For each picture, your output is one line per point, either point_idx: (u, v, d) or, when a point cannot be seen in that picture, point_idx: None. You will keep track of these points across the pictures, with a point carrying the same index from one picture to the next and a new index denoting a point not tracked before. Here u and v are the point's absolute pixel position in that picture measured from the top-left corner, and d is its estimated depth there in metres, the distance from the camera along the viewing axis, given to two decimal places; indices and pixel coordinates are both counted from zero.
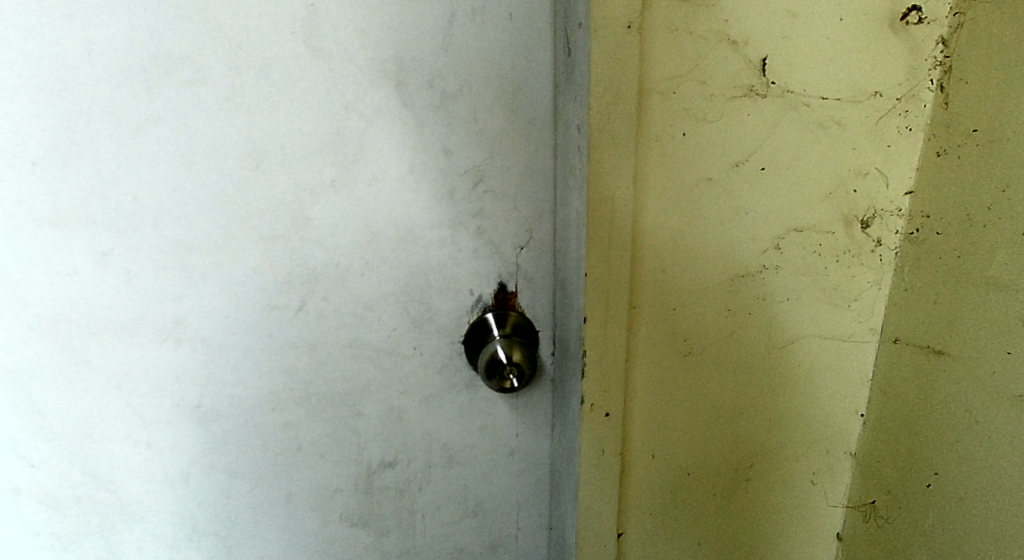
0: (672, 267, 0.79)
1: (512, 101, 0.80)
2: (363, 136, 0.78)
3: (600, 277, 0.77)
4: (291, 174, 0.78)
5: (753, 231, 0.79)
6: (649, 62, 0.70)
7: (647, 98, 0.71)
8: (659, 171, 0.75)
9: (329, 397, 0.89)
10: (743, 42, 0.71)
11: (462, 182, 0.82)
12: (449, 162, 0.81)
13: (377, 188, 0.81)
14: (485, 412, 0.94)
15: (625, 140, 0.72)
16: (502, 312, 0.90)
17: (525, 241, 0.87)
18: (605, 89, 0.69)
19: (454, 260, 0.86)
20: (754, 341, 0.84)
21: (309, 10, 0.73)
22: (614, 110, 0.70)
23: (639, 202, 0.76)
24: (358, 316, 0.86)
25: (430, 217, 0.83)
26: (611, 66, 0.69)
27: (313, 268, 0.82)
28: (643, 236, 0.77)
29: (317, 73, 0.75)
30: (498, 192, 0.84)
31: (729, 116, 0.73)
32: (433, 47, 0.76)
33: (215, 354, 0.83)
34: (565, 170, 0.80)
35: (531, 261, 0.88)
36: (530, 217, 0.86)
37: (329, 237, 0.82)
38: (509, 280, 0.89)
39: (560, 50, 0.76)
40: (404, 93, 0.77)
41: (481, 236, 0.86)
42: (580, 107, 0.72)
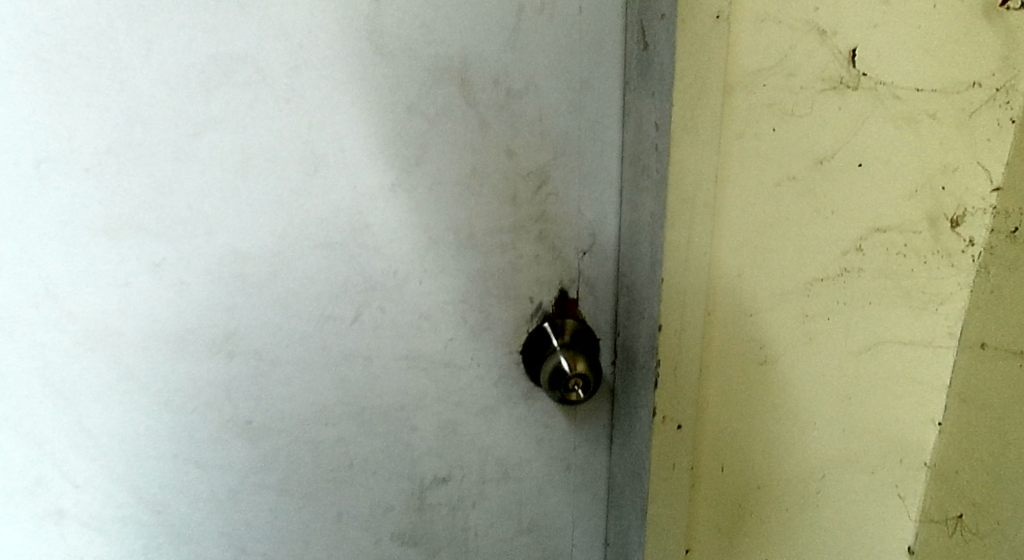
0: (750, 272, 0.75)
1: (580, 99, 0.76)
2: (426, 137, 0.74)
3: (677, 283, 0.73)
4: (351, 177, 0.74)
5: (835, 231, 0.75)
6: (734, 55, 0.66)
7: (732, 92, 0.68)
8: (741, 170, 0.71)
9: (384, 411, 0.85)
10: (833, 33, 0.67)
11: (526, 184, 0.78)
12: (514, 163, 0.77)
13: (438, 192, 0.77)
14: (543, 425, 0.90)
15: (708, 138, 0.68)
16: (562, 320, 0.86)
17: (588, 245, 0.83)
18: (689, 83, 0.66)
19: (515, 266, 0.82)
20: (832, 347, 0.80)
21: (374, 6, 0.69)
22: (698, 105, 0.67)
23: (718, 203, 0.72)
24: (415, 326, 0.82)
25: (492, 222, 0.79)
26: (696, 60, 0.65)
27: (370, 276, 0.78)
28: (721, 239, 0.73)
29: (380, 70, 0.71)
30: (563, 195, 0.80)
31: (816, 111, 0.70)
32: (500, 43, 0.72)
33: (270, 368, 0.79)
34: (635, 170, 0.76)
35: (594, 266, 0.84)
36: (595, 220, 0.82)
37: (388, 244, 0.77)
38: (570, 286, 0.85)
39: (633, 44, 0.73)
40: (469, 91, 0.73)
41: (543, 241, 0.82)
42: (660, 103, 0.68)
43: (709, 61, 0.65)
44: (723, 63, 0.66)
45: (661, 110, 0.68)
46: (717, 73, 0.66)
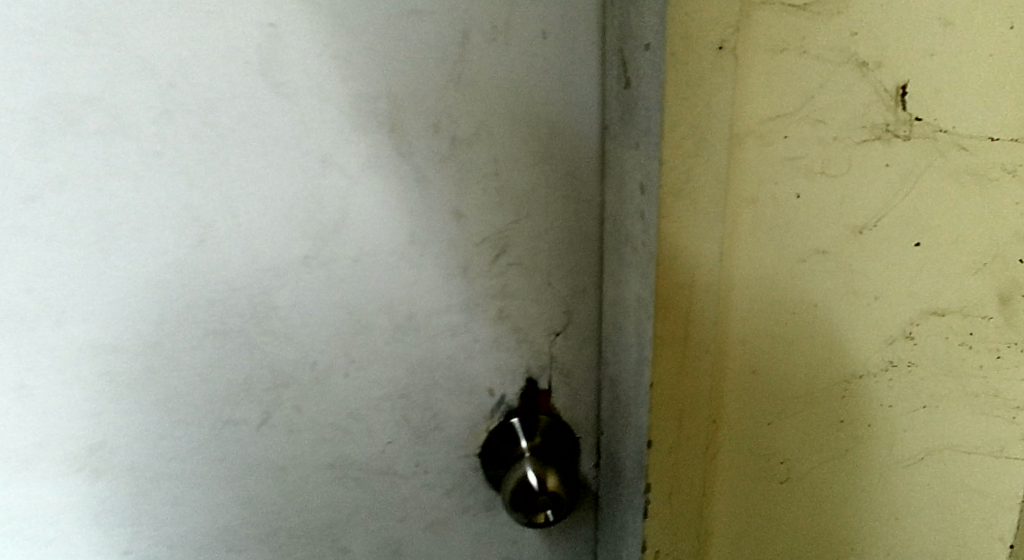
0: (766, 370, 0.58)
1: (546, 147, 0.59)
2: (346, 198, 0.58)
3: (670, 389, 0.57)
4: (251, 248, 0.58)
5: (877, 318, 0.58)
6: (745, 95, 0.49)
7: (741, 143, 0.51)
8: (752, 244, 0.54)
9: (308, 529, 0.68)
10: (876, 65, 0.50)
11: (480, 254, 0.62)
12: (463, 228, 0.61)
13: (365, 265, 0.60)
14: (511, 540, 0.73)
15: (709, 204, 0.51)
16: (531, 417, 0.68)
17: (562, 326, 0.66)
18: (682, 136, 0.49)
19: (468, 353, 0.65)
20: (874, 460, 0.62)
21: (268, 33, 0.53)
22: (695, 163, 0.50)
23: (726, 286, 0.55)
24: (343, 428, 0.65)
25: (438, 302, 0.63)
26: (690, 103, 0.48)
27: (281, 369, 0.62)
28: (727, 330, 0.56)
29: (281, 115, 0.55)
30: (527, 266, 0.63)
31: (854, 167, 0.52)
32: (438, 78, 0.56)
33: (157, 483, 0.63)
34: (618, 238, 0.59)
35: (569, 351, 0.67)
36: (569, 295, 0.65)
37: (302, 330, 0.61)
38: (541, 375, 0.68)
39: (613, 78, 0.56)
40: (401, 140, 0.57)
41: (504, 322, 0.65)
42: (647, 159, 0.51)
43: (709, 105, 0.48)
44: (729, 107, 0.49)
45: (647, 168, 0.52)
46: (721, 120, 0.49)
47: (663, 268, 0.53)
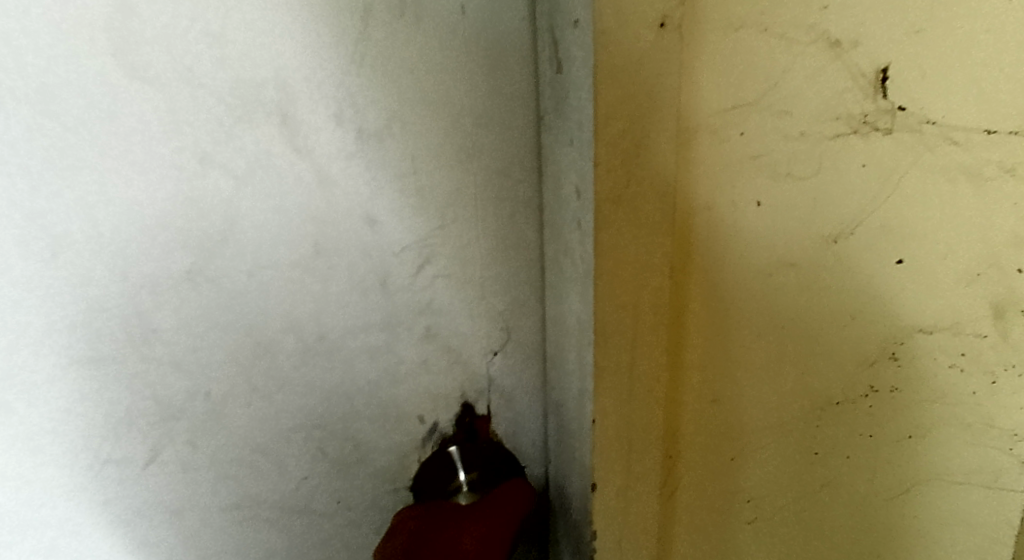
0: (726, 398, 0.51)
1: (472, 143, 0.51)
2: (234, 201, 0.50)
3: (617, 427, 0.48)
4: (119, 262, 0.49)
5: (855, 338, 0.50)
6: (694, 81, 0.41)
7: (692, 139, 0.42)
8: (708, 257, 0.46)
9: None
10: (852, 45, 0.42)
11: (400, 264, 0.54)
12: (378, 235, 0.52)
13: (262, 279, 0.52)
14: None
15: (656, 212, 0.42)
16: (470, 447, 0.60)
17: (499, 344, 0.58)
18: (619, 134, 0.40)
19: (392, 376, 0.57)
20: (855, 496, 0.54)
21: (121, 8, 0.45)
22: (636, 167, 0.41)
23: (679, 305, 0.47)
24: (248, 464, 0.56)
25: (353, 319, 0.54)
26: (628, 91, 0.39)
27: (168, 401, 0.53)
28: (680, 356, 0.49)
29: (144, 104, 0.47)
30: (455, 277, 0.55)
31: (827, 166, 0.44)
32: (336, 62, 0.48)
33: (27, 537, 0.54)
34: (557, 248, 0.51)
35: (509, 372, 0.59)
36: (507, 310, 0.57)
37: (189, 355, 0.53)
38: (478, 399, 0.59)
39: (545, 62, 0.47)
40: (295, 133, 0.49)
41: (432, 340, 0.56)
42: (583, 164, 0.42)
43: (652, 95, 0.40)
44: (676, 96, 0.40)
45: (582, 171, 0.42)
46: (668, 112, 0.40)
47: (604, 293, 0.43)
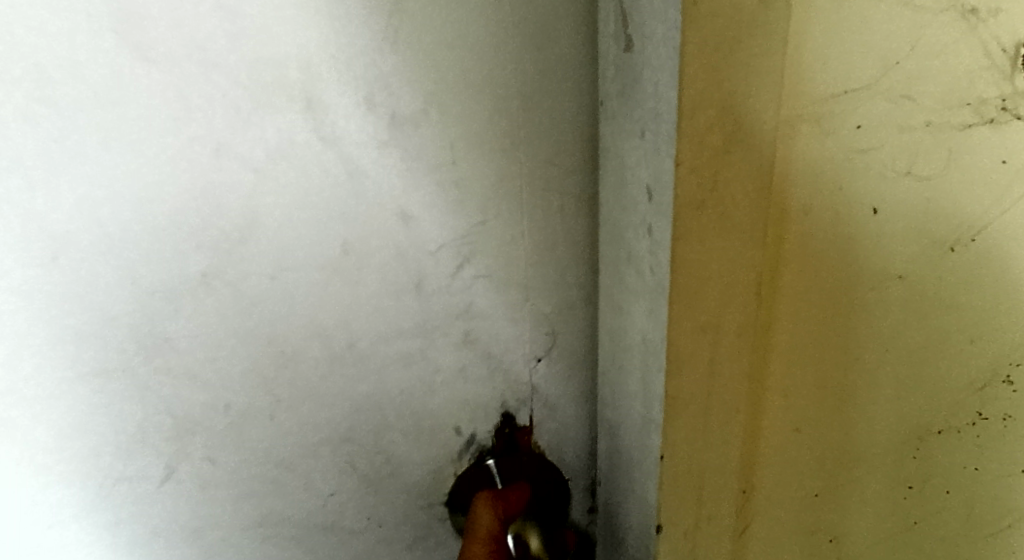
0: (812, 430, 0.44)
1: (518, 128, 0.44)
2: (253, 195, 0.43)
3: (687, 460, 0.42)
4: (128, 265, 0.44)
5: (966, 360, 0.42)
6: (798, 59, 0.34)
7: (792, 132, 0.35)
8: (802, 269, 0.38)
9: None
10: (991, 14, 0.35)
11: (435, 263, 0.47)
12: (411, 230, 0.45)
13: (286, 281, 0.46)
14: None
15: (746, 218, 0.36)
16: (510, 461, 0.53)
17: (544, 350, 0.51)
18: (707, 127, 0.33)
19: (427, 387, 0.50)
20: (955, 535, 0.47)
21: None
22: (725, 166, 0.34)
23: (765, 326, 0.40)
24: (272, 476, 0.51)
25: (386, 326, 0.48)
26: (721, 72, 0.32)
27: (186, 414, 0.48)
28: (763, 383, 0.41)
29: (148, 89, 0.40)
30: (496, 278, 0.48)
31: (948, 161, 0.37)
32: (367, 38, 0.41)
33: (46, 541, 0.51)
34: (620, 247, 0.43)
35: (553, 380, 0.52)
36: (554, 313, 0.50)
37: (206, 365, 0.47)
38: (520, 409, 0.53)
39: (610, 36, 0.40)
40: (321, 120, 0.42)
41: (471, 346, 0.50)
42: (659, 163, 0.35)
43: (748, 78, 0.33)
44: (777, 80, 0.33)
45: (659, 170, 0.36)
46: (767, 98, 0.33)
47: (681, 316, 0.37)
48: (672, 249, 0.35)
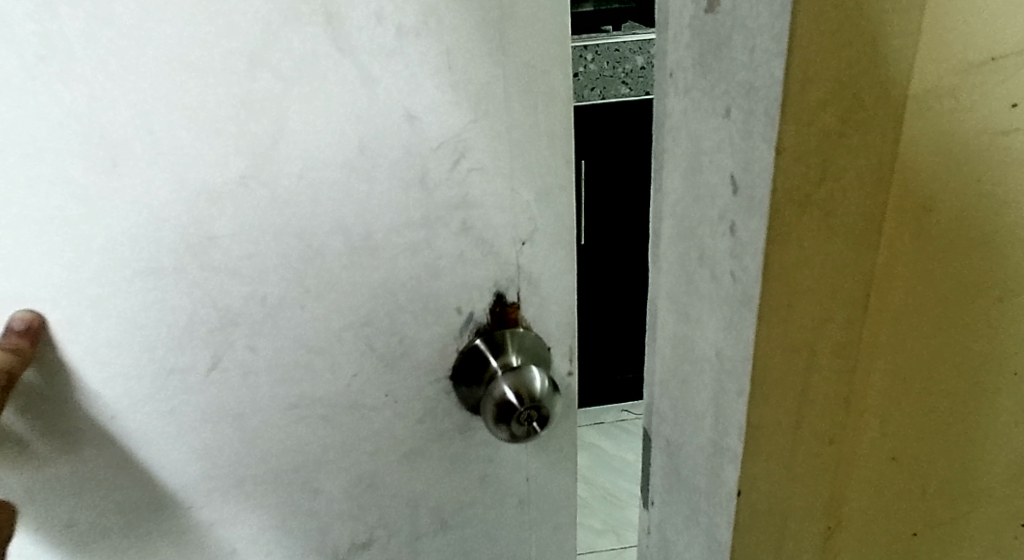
0: (914, 460, 0.37)
1: (529, 54, 0.42)
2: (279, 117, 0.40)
3: (772, 497, 0.35)
4: (139, 217, 0.41)
5: None
6: (944, 19, 0.29)
7: (916, 111, 0.30)
8: (918, 274, 0.33)
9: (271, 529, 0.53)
10: None
11: (437, 159, 0.42)
12: (417, 132, 0.42)
13: (298, 190, 0.42)
14: (525, 488, 0.54)
15: (857, 210, 0.31)
16: (502, 340, 0.48)
17: (528, 233, 0.46)
18: (821, 102, 0.28)
19: (432, 276, 0.45)
20: None
21: None
22: (838, 149, 0.29)
23: (869, 340, 0.34)
24: (297, 380, 0.47)
25: (388, 216, 0.43)
26: (834, 28, 0.27)
27: (226, 306, 0.44)
28: (866, 408, 0.36)
29: None
30: (493, 168, 0.44)
31: None
32: None
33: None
34: (687, 242, 0.37)
35: (543, 257, 0.47)
36: (539, 199, 0.45)
37: (210, 306, 0.44)
38: (510, 288, 0.47)
39: None
40: (341, 32, 0.39)
41: (469, 234, 0.45)
42: (752, 152, 0.29)
43: (876, 46, 0.28)
44: (914, 48, 0.29)
45: (751, 155, 0.29)
46: (889, 69, 0.29)
47: (770, 332, 0.31)
48: (766, 249, 0.30)
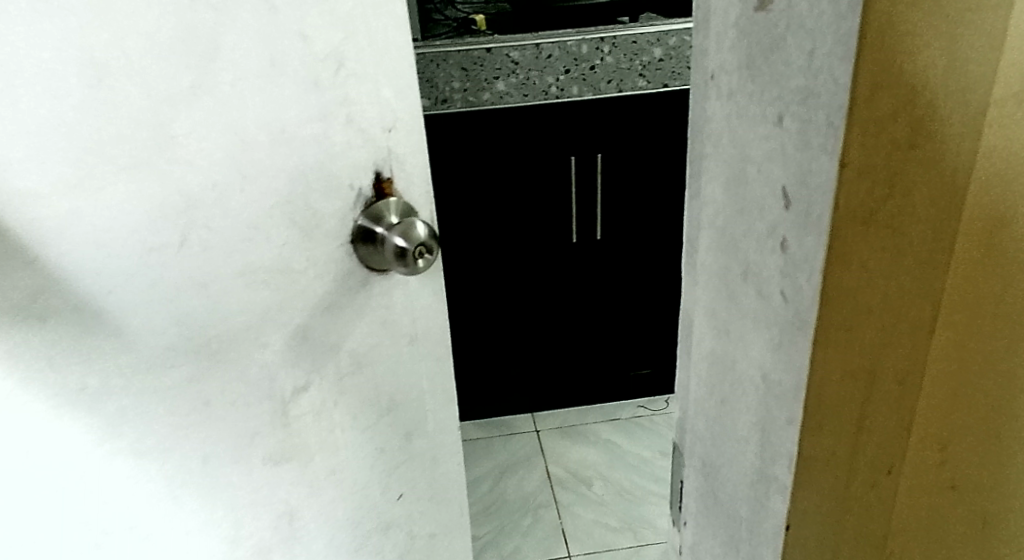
0: (977, 432, 0.43)
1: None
2: (215, 37, 0.60)
3: (845, 459, 0.40)
4: (134, 117, 0.59)
5: None
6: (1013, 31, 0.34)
7: (986, 130, 0.35)
8: (988, 268, 0.38)
9: (232, 403, 0.71)
10: None
11: (326, 67, 0.66)
12: (309, 46, 0.64)
13: (228, 94, 0.62)
14: (408, 319, 0.80)
15: (925, 209, 0.36)
16: (387, 207, 0.73)
17: (391, 123, 0.72)
18: (893, 110, 0.33)
19: (330, 156, 0.69)
20: None
21: None
22: (910, 152, 0.35)
23: (955, 318, 0.39)
24: (307, 237, 0.70)
25: (302, 113, 0.66)
26: (900, 50, 0.32)
27: (189, 191, 0.63)
28: (938, 385, 0.41)
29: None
30: (361, 81, 0.69)
31: None
32: None
33: (98, 384, 0.64)
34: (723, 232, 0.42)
35: (403, 140, 0.74)
36: (397, 108, 0.72)
37: (177, 192, 0.62)
38: (383, 167, 0.73)
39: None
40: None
41: (352, 125, 0.70)
42: (809, 162, 0.36)
43: (951, 66, 0.33)
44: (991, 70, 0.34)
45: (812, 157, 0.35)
46: (964, 88, 0.34)
47: (839, 306, 0.37)
48: (827, 245, 0.36)
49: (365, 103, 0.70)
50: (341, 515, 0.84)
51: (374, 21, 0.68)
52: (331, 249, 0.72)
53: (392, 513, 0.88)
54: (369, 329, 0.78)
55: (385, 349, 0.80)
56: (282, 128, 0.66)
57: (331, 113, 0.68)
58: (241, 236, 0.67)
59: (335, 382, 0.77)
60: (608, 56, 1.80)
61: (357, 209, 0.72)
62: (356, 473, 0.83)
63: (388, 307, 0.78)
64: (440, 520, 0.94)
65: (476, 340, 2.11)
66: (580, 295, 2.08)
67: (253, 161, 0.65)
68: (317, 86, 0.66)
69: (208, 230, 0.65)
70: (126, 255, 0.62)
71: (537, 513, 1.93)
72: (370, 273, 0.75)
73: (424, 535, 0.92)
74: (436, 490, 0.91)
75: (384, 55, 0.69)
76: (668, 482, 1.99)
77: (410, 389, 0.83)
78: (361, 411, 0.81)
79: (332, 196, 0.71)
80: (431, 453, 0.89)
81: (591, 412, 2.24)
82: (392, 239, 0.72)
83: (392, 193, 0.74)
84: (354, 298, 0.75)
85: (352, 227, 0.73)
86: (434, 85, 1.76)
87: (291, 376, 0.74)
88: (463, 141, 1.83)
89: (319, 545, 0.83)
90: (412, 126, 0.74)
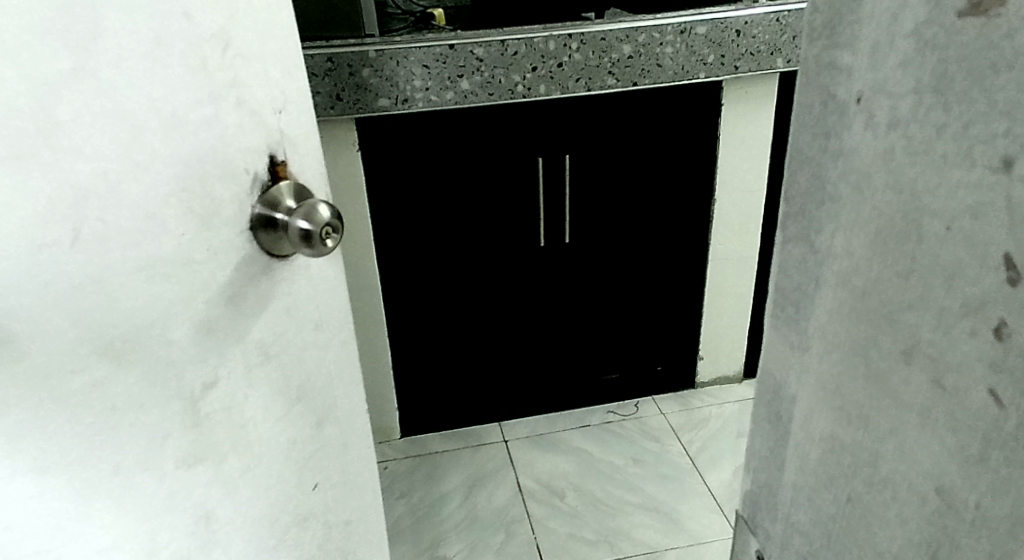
0: None
1: None
2: (94, 15, 0.59)
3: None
4: (19, 107, 0.57)
5: None
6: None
7: None
8: None
9: (136, 402, 0.69)
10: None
11: (212, 47, 0.66)
12: (195, 27, 0.65)
13: (112, 77, 0.61)
14: (314, 305, 0.83)
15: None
16: (281, 190, 0.73)
17: (282, 105, 0.74)
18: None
19: (224, 141, 0.69)
20: None
21: None
22: None
23: None
24: (205, 225, 0.69)
25: (190, 98, 0.66)
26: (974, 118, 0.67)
27: (77, 181, 0.61)
28: None
29: None
30: (264, 71, 0.71)
31: None
32: None
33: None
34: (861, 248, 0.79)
35: (294, 123, 0.76)
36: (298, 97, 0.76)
37: (67, 185, 0.60)
38: (276, 150, 0.74)
39: None
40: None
41: (243, 109, 0.70)
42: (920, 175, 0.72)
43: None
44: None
45: None
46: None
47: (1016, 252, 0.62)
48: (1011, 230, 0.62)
49: (255, 84, 0.71)
50: (254, 515, 0.82)
51: (257, 7, 0.70)
52: (230, 237, 0.71)
53: (312, 503, 0.90)
54: (272, 317, 0.78)
55: (290, 335, 0.81)
56: (171, 112, 0.65)
57: (222, 95, 0.68)
58: (136, 225, 0.65)
59: (243, 373, 0.77)
60: (577, 53, 1.67)
61: (252, 195, 0.72)
62: (269, 466, 0.83)
63: (292, 292, 0.80)
64: (353, 506, 0.98)
65: (437, 349, 2.02)
66: (554, 300, 2.00)
67: (144, 147, 0.64)
68: (206, 68, 0.66)
69: (103, 222, 0.63)
70: (17, 251, 0.59)
71: (510, 529, 1.84)
72: (270, 259, 0.76)
73: (340, 522, 0.96)
74: (348, 476, 0.95)
75: (268, 36, 0.71)
76: (643, 490, 1.93)
77: (314, 375, 0.85)
78: (271, 398, 0.81)
79: (229, 182, 0.70)
80: (338, 434, 0.91)
81: (558, 420, 2.17)
82: (295, 223, 0.72)
83: (286, 177, 0.75)
84: (257, 286, 0.75)
85: (250, 215, 0.72)
86: (394, 84, 1.63)
87: (198, 373, 0.72)
88: (417, 142, 1.74)
89: (239, 543, 0.82)
90: (300, 109, 0.76)
